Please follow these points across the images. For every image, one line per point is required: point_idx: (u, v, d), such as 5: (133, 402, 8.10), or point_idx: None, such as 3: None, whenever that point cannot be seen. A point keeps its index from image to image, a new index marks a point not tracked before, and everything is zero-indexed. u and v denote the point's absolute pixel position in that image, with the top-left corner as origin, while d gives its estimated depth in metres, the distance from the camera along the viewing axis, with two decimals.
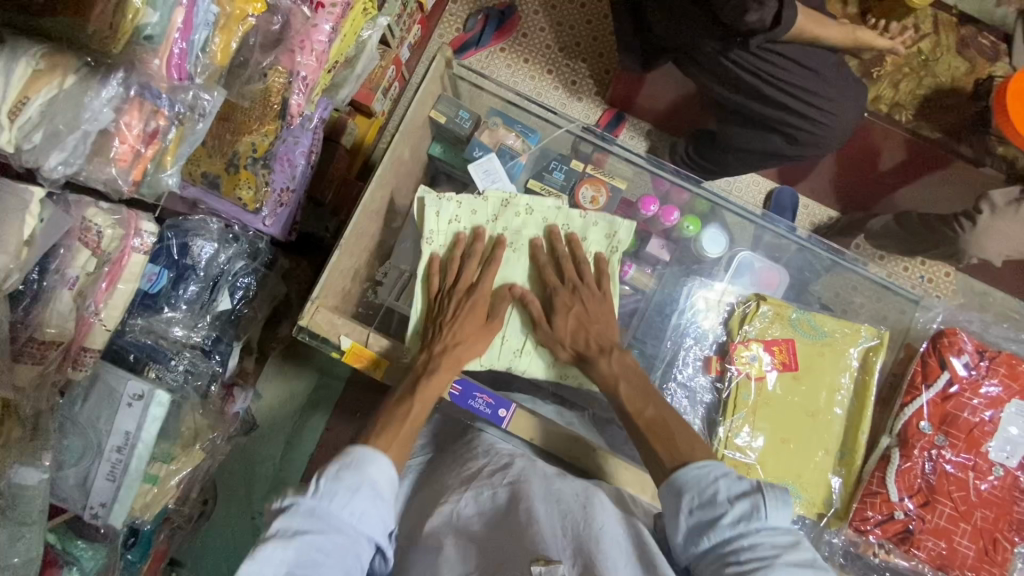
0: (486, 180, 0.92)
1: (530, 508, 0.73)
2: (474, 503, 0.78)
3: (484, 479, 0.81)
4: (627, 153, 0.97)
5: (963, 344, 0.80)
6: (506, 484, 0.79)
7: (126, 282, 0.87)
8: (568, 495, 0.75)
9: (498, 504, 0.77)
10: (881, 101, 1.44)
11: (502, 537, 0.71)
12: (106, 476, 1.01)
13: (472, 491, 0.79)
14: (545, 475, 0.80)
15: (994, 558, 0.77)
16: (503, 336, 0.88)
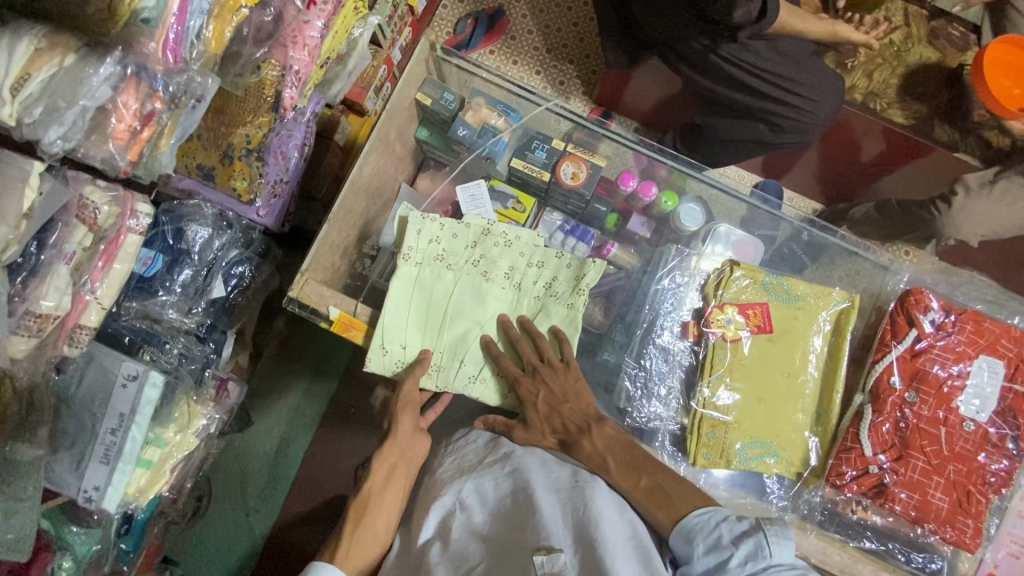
0: (471, 206, 0.97)
1: (532, 498, 0.76)
2: (475, 491, 0.82)
3: (486, 469, 0.84)
4: (618, 137, 1.02)
5: (929, 301, 0.84)
6: (507, 473, 0.82)
7: (122, 262, 0.90)
8: (568, 486, 0.79)
9: (501, 493, 0.81)
10: (856, 90, 1.48)
11: (507, 530, 0.75)
12: (100, 459, 1.02)
13: (475, 481, 0.83)
14: (544, 465, 0.83)
15: (968, 510, 0.79)
16: (462, 361, 0.91)
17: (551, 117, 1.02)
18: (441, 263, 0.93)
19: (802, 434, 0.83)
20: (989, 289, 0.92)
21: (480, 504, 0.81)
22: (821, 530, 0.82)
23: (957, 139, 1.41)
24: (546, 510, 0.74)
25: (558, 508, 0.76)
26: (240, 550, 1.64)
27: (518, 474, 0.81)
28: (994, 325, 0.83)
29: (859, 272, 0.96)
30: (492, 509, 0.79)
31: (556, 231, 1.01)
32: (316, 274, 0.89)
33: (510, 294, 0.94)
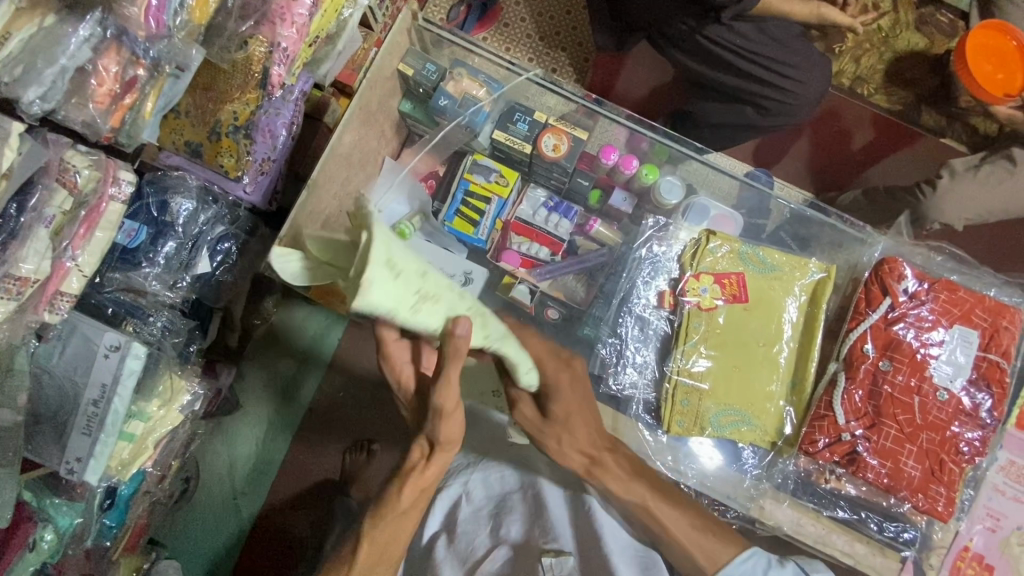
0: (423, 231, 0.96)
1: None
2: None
3: (492, 462, 0.88)
4: (615, 116, 1.02)
5: (904, 271, 0.84)
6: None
7: (103, 230, 0.91)
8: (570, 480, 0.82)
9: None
10: (845, 76, 1.54)
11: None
12: (83, 430, 1.02)
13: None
14: (552, 463, 0.85)
15: (941, 479, 0.79)
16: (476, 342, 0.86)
17: (532, 87, 1.03)
18: (406, 237, 0.76)
19: (774, 402, 0.84)
20: (966, 262, 0.93)
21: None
22: (795, 500, 0.84)
23: (943, 125, 1.53)
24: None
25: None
26: (227, 534, 1.64)
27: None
28: (968, 295, 0.84)
29: (837, 242, 0.98)
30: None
31: (539, 208, 1.03)
32: (296, 242, 0.89)
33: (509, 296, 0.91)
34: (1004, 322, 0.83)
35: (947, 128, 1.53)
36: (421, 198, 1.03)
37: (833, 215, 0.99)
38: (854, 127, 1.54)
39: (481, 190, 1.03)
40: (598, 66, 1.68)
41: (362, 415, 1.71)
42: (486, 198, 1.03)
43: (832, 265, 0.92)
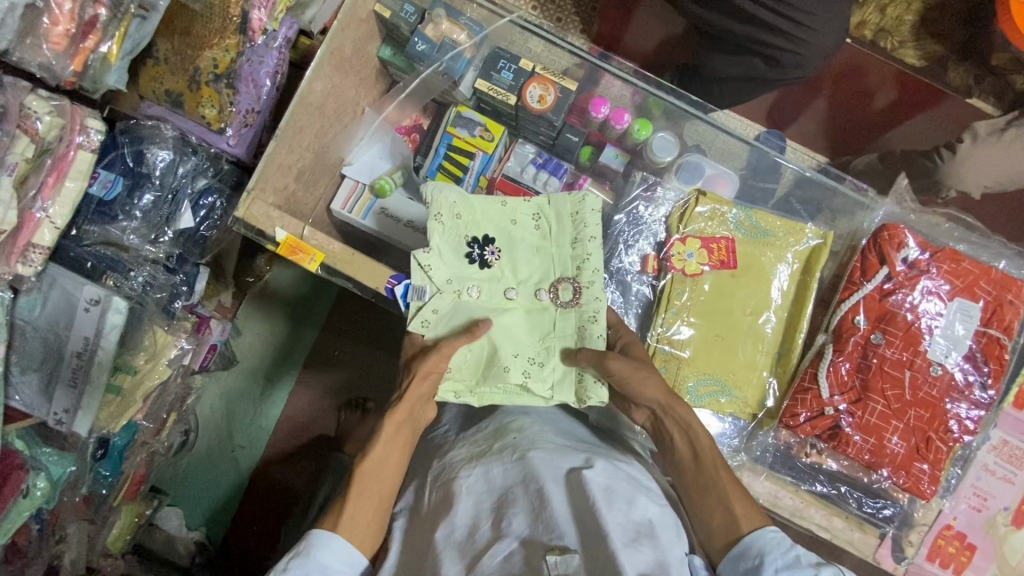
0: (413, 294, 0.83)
1: (542, 490, 0.74)
2: (483, 477, 0.79)
3: (494, 455, 0.81)
4: (623, 74, 0.96)
5: (904, 238, 0.79)
6: (517, 460, 0.79)
7: (74, 180, 0.89)
8: (575, 473, 0.76)
9: (508, 480, 0.78)
10: (866, 27, 1.43)
11: (513, 517, 0.73)
12: (68, 382, 1.04)
13: (481, 467, 0.80)
14: (553, 452, 0.80)
15: (926, 456, 0.77)
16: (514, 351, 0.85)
17: (515, 30, 0.98)
18: (506, 212, 0.88)
19: (748, 374, 0.82)
20: (974, 231, 0.87)
21: (486, 489, 0.78)
22: (774, 473, 0.81)
23: (970, 84, 1.44)
24: (556, 504, 0.73)
25: (566, 500, 0.74)
26: (227, 483, 1.68)
27: (528, 464, 0.78)
28: (973, 266, 0.79)
29: (836, 205, 0.92)
30: (497, 496, 0.77)
31: (527, 165, 0.98)
32: (266, 194, 0.86)
33: (536, 314, 0.87)
34: (1009, 296, 0.78)
35: (973, 87, 1.44)
36: (403, 153, 0.99)
37: (847, 180, 0.92)
38: (877, 87, 1.46)
39: (464, 145, 0.98)
40: (605, 18, 1.56)
41: (353, 374, 1.71)
42: (469, 152, 0.98)
43: (829, 230, 0.87)
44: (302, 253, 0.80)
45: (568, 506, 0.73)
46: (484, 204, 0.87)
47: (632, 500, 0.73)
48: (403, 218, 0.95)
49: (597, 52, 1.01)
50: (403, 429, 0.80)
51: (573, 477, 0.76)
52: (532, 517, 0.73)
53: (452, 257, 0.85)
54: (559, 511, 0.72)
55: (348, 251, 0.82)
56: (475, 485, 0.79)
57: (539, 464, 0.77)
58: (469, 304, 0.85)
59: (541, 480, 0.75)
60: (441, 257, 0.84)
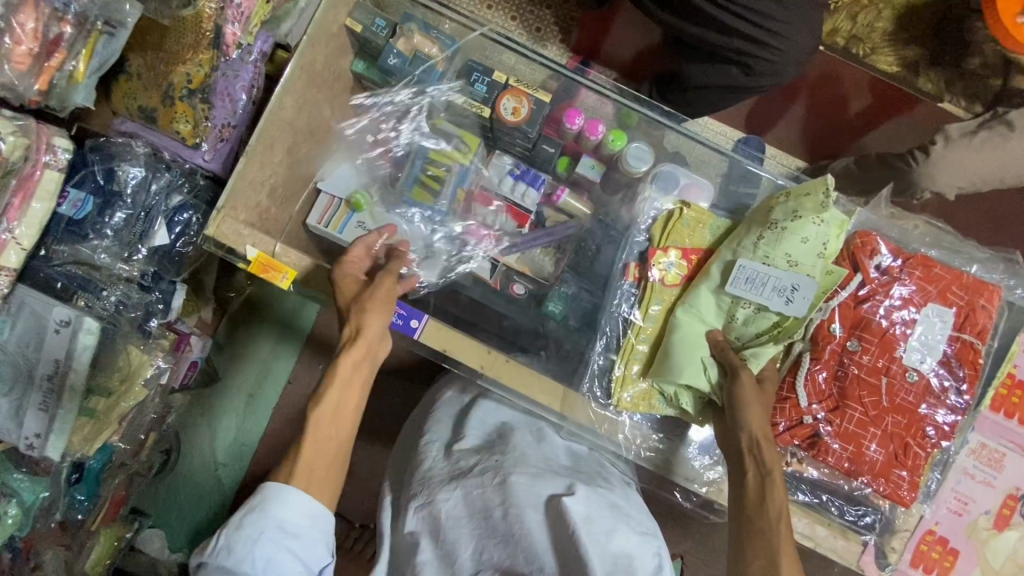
0: (752, 284, 0.78)
1: (520, 518, 0.75)
2: (461, 500, 0.80)
3: (475, 477, 0.82)
4: (600, 87, 0.97)
5: (877, 245, 0.80)
6: (496, 484, 0.79)
7: (41, 201, 0.87)
8: (557, 500, 0.76)
9: (488, 502, 0.78)
10: (837, 34, 1.45)
11: (493, 546, 0.76)
12: (39, 405, 1.01)
13: (462, 489, 0.81)
14: (534, 478, 0.80)
15: (904, 463, 0.77)
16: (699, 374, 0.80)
17: (489, 44, 0.98)
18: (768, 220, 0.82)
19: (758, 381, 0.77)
20: (947, 235, 0.88)
21: (466, 513, 0.79)
22: None
23: (942, 88, 1.47)
24: (537, 536, 0.74)
25: (547, 530, 0.75)
26: (212, 503, 1.64)
27: (509, 490, 0.78)
28: (944, 271, 0.79)
29: None
30: (476, 520, 0.78)
31: (505, 176, 0.98)
32: (237, 212, 0.85)
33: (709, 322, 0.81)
34: (981, 300, 0.79)
35: (945, 91, 1.47)
36: (379, 167, 0.99)
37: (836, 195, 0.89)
38: (851, 92, 1.48)
39: (440, 157, 0.97)
40: (583, 27, 1.56)
41: None
42: (446, 165, 0.97)
43: None
44: (274, 271, 0.79)
45: (547, 534, 0.75)
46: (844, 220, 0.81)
47: (611, 531, 0.74)
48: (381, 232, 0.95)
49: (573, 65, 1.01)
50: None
51: (553, 504, 0.77)
52: (512, 550, 0.75)
53: (783, 260, 0.78)
54: (539, 540, 0.74)
55: (318, 268, 0.82)
56: (454, 509, 0.79)
57: (518, 490, 0.78)
58: (734, 280, 0.79)
59: (518, 508, 0.76)
60: (808, 251, 0.78)
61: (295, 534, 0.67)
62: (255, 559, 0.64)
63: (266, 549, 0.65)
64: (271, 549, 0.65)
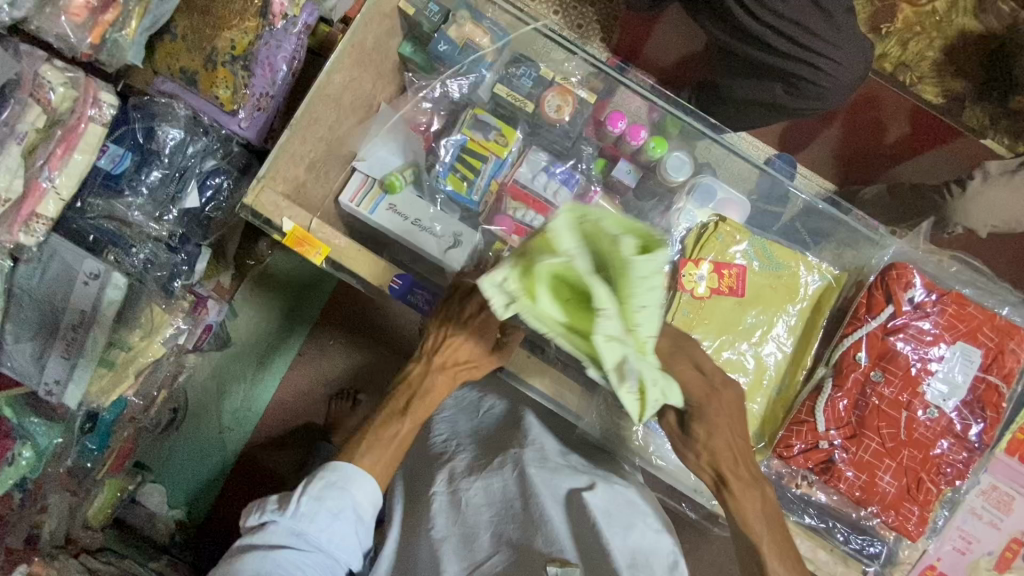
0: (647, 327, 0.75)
1: (540, 508, 0.79)
2: (483, 491, 0.84)
3: (495, 469, 0.85)
4: (636, 85, 0.97)
5: (912, 278, 0.79)
6: (516, 476, 0.83)
7: (83, 153, 0.87)
8: (576, 495, 0.81)
9: (508, 494, 0.83)
10: (887, 59, 1.45)
11: (511, 528, 0.80)
12: (61, 353, 1.04)
13: (482, 480, 0.84)
14: (552, 470, 0.85)
15: (915, 498, 0.77)
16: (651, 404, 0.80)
17: (540, 40, 0.98)
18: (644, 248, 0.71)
19: (681, 413, 0.76)
20: (981, 275, 0.87)
21: (487, 502, 0.83)
22: None
23: (985, 124, 1.46)
24: (556, 522, 0.78)
25: (566, 519, 0.80)
26: (212, 464, 1.65)
27: (526, 482, 0.82)
28: (977, 311, 0.79)
29: (845, 236, 0.92)
30: (497, 508, 0.82)
31: (540, 172, 0.96)
32: (276, 183, 0.86)
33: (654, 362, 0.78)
34: (1010, 343, 0.78)
35: (988, 127, 1.46)
36: (414, 150, 0.98)
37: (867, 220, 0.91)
38: (890, 119, 1.46)
39: (479, 148, 0.97)
40: (625, 27, 1.55)
41: (348, 365, 1.70)
42: (484, 155, 0.97)
43: (841, 271, 0.88)
44: (309, 246, 0.80)
45: (566, 523, 0.79)
46: (657, 257, 0.68)
47: (629, 527, 0.79)
48: (411, 216, 0.94)
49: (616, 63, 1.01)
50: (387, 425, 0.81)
51: (573, 498, 0.82)
52: (529, 532, 0.79)
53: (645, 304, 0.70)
54: (558, 528, 0.78)
55: (353, 245, 0.82)
56: (476, 496, 0.83)
57: (538, 481, 0.82)
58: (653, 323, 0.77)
59: (540, 494, 0.81)
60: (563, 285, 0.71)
61: (362, 516, 0.76)
62: (324, 528, 0.73)
63: (336, 522, 0.74)
64: (341, 523, 0.74)
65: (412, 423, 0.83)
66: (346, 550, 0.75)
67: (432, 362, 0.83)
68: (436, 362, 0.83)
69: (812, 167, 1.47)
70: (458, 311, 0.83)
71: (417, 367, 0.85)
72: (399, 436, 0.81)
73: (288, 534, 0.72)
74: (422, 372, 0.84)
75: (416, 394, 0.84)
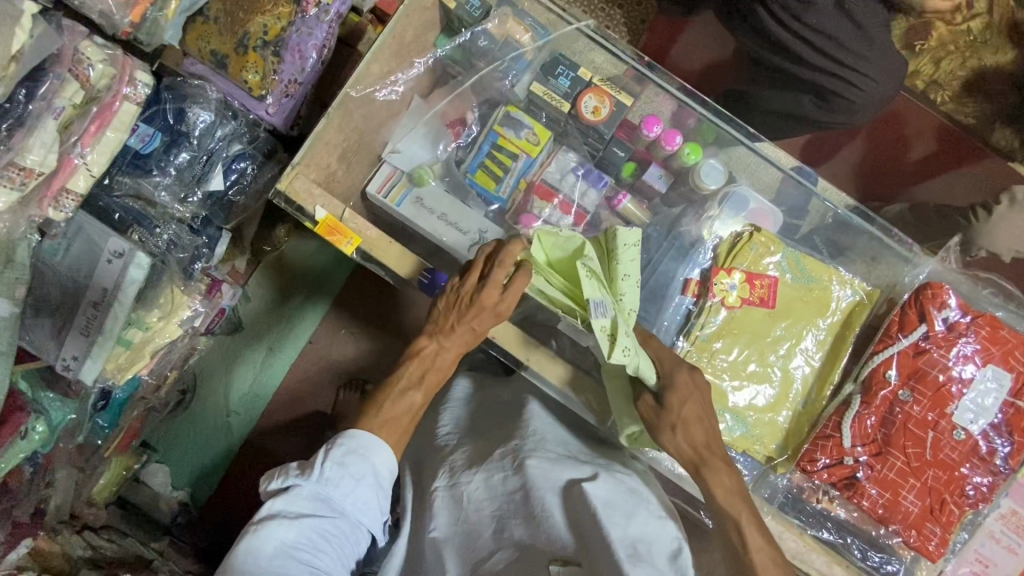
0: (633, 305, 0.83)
1: (540, 501, 0.78)
2: (483, 485, 0.84)
3: (495, 462, 0.85)
4: (664, 84, 0.98)
5: (947, 298, 0.80)
6: (515, 468, 0.82)
7: (115, 130, 0.88)
8: (574, 485, 0.79)
9: (509, 487, 0.82)
10: (919, 77, 1.44)
11: (516, 526, 0.79)
12: (81, 329, 1.02)
13: (484, 474, 0.85)
14: (552, 462, 0.82)
15: (938, 518, 0.78)
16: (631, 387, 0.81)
17: (580, 39, 0.99)
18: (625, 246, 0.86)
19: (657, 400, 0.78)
20: (1014, 299, 0.87)
21: (488, 497, 0.83)
22: (784, 515, 0.81)
23: (1014, 147, 1.45)
24: (555, 516, 0.77)
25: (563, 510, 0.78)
26: (219, 448, 1.66)
27: (527, 474, 0.80)
28: (1011, 335, 0.80)
29: (882, 270, 0.91)
30: (499, 503, 0.81)
31: (568, 173, 0.97)
32: (309, 170, 0.87)
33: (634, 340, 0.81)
34: None
35: (1017, 151, 1.45)
36: (445, 146, 0.99)
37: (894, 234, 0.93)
38: (915, 137, 1.46)
39: (510, 146, 0.96)
40: (653, 31, 1.54)
41: (360, 356, 1.71)
42: (513, 153, 0.96)
43: (874, 288, 0.88)
44: (341, 235, 0.81)
45: (563, 516, 0.77)
46: (629, 249, 0.85)
47: (631, 514, 0.75)
48: (438, 210, 0.94)
49: (646, 61, 1.01)
50: (407, 414, 0.81)
51: (570, 490, 0.79)
52: (531, 528, 0.78)
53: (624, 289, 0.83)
54: (558, 521, 0.76)
55: (384, 238, 0.83)
56: (476, 491, 0.84)
57: (534, 474, 0.80)
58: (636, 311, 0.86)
59: (541, 489, 0.79)
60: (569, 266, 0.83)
61: (381, 482, 0.77)
62: (347, 493, 0.74)
63: (357, 489, 0.75)
64: (362, 489, 0.75)
65: (422, 401, 0.83)
66: (367, 515, 0.76)
67: (443, 342, 0.81)
68: (445, 343, 0.81)
69: (835, 180, 1.46)
70: (466, 296, 0.80)
71: (428, 344, 0.82)
72: (409, 412, 0.81)
73: (313, 499, 0.73)
74: (434, 351, 0.82)
75: (424, 376, 0.82)
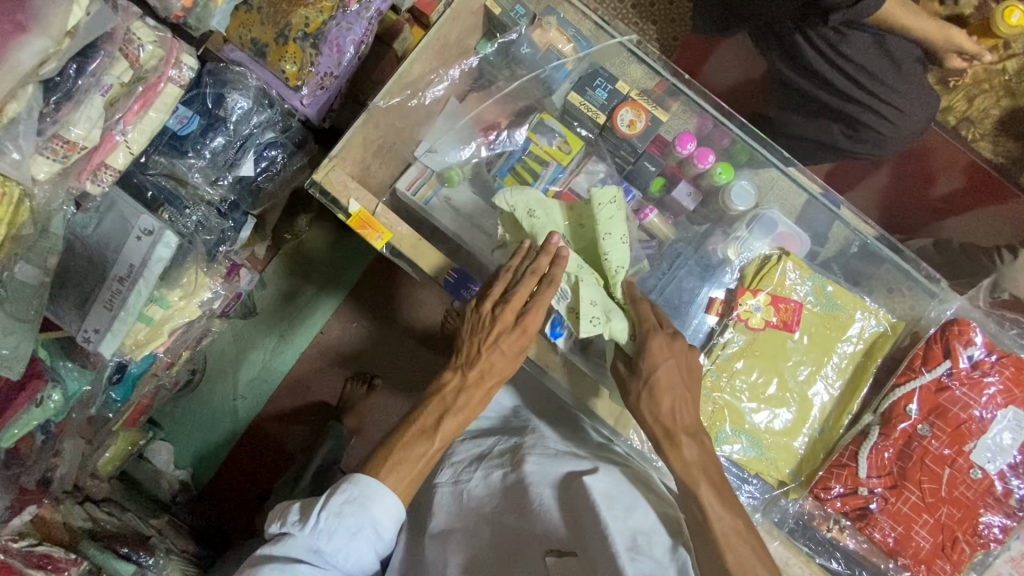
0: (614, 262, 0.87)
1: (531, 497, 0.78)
2: (483, 483, 0.84)
3: (495, 460, 0.86)
4: (696, 99, 0.99)
5: (973, 336, 0.81)
6: (511, 466, 0.83)
7: (157, 112, 0.90)
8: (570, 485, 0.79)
9: (507, 484, 0.82)
10: (951, 113, 1.45)
11: (510, 519, 0.79)
12: (105, 303, 1.01)
13: (483, 471, 0.85)
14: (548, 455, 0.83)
15: (949, 556, 0.78)
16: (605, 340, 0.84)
17: (621, 53, 1.00)
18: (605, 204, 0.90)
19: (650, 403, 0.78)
20: None
21: (488, 494, 0.83)
22: (790, 539, 0.82)
23: None
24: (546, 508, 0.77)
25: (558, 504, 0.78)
26: (223, 430, 1.67)
27: (524, 471, 0.81)
28: None
29: (905, 298, 0.92)
30: (497, 500, 0.82)
31: (596, 184, 0.97)
32: (344, 164, 0.90)
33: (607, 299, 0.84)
34: None
35: None
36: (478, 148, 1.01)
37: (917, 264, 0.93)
38: (941, 171, 1.46)
39: (542, 153, 0.97)
40: (684, 50, 1.55)
41: (373, 350, 1.72)
42: (544, 160, 0.97)
43: (898, 320, 0.88)
44: (372, 230, 0.83)
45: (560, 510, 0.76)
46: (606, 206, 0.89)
47: (630, 509, 0.75)
48: (466, 211, 0.96)
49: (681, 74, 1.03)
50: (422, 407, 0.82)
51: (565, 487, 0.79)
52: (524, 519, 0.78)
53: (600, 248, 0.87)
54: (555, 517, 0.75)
55: (414, 235, 0.84)
56: (476, 488, 0.84)
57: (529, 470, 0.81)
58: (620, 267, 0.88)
59: (536, 485, 0.79)
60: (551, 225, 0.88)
61: (381, 533, 0.74)
62: (341, 546, 0.71)
63: (353, 541, 0.72)
64: (358, 541, 0.72)
65: (442, 442, 0.80)
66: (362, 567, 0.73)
67: (468, 376, 0.81)
68: (470, 376, 0.82)
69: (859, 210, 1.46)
70: (487, 319, 0.81)
71: (454, 378, 0.83)
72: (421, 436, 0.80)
73: (307, 548, 0.70)
74: (458, 387, 0.82)
75: (443, 419, 0.81)
